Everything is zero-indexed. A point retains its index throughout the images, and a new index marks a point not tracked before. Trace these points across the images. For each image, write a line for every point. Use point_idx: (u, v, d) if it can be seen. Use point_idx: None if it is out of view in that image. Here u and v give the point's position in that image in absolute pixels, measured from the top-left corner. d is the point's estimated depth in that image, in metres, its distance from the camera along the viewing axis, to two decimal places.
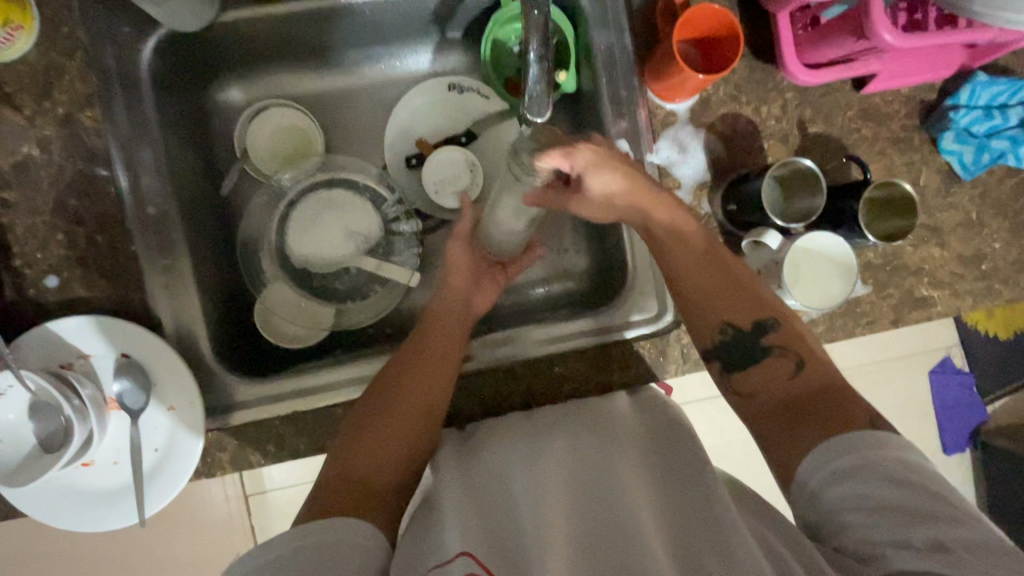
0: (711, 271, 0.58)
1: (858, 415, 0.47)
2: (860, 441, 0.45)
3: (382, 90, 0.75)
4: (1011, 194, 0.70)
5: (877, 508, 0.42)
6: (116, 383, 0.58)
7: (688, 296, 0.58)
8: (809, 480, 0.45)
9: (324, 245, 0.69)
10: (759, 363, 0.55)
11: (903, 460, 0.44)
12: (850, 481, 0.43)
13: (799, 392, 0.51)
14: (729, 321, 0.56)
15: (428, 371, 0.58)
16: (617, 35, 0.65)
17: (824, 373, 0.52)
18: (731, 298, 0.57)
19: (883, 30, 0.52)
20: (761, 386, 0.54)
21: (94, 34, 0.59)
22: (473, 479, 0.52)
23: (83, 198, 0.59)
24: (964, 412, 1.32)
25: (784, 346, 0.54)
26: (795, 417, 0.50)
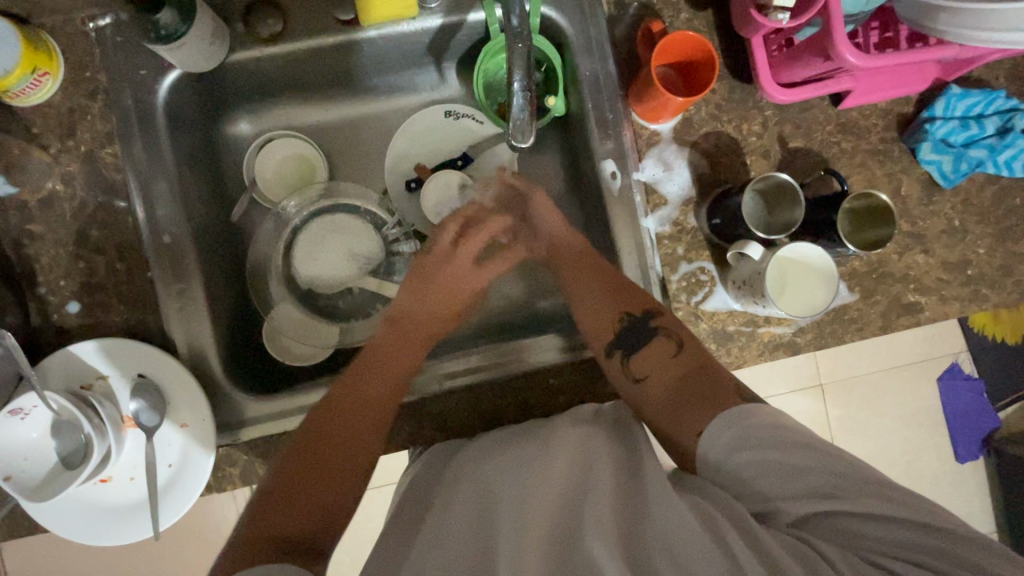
0: (603, 280, 0.68)
1: (727, 389, 0.58)
2: (736, 414, 0.55)
3: (382, 118, 0.80)
4: (993, 200, 0.71)
5: (773, 470, 0.50)
6: (133, 402, 0.61)
7: (580, 299, 0.69)
8: (711, 455, 0.54)
9: (328, 267, 0.73)
10: (644, 347, 0.65)
11: (782, 425, 0.53)
12: (744, 452, 0.52)
13: (679, 371, 0.62)
14: (625, 312, 0.66)
15: (370, 385, 0.64)
16: (602, 61, 0.69)
17: (699, 353, 0.63)
18: (616, 296, 0.67)
19: (845, 51, 0.55)
20: (651, 369, 0.64)
21: (114, 78, 0.64)
22: (451, 479, 0.55)
23: (103, 229, 0.63)
24: (974, 419, 1.31)
25: (666, 330, 0.65)
26: (688, 397, 0.59)
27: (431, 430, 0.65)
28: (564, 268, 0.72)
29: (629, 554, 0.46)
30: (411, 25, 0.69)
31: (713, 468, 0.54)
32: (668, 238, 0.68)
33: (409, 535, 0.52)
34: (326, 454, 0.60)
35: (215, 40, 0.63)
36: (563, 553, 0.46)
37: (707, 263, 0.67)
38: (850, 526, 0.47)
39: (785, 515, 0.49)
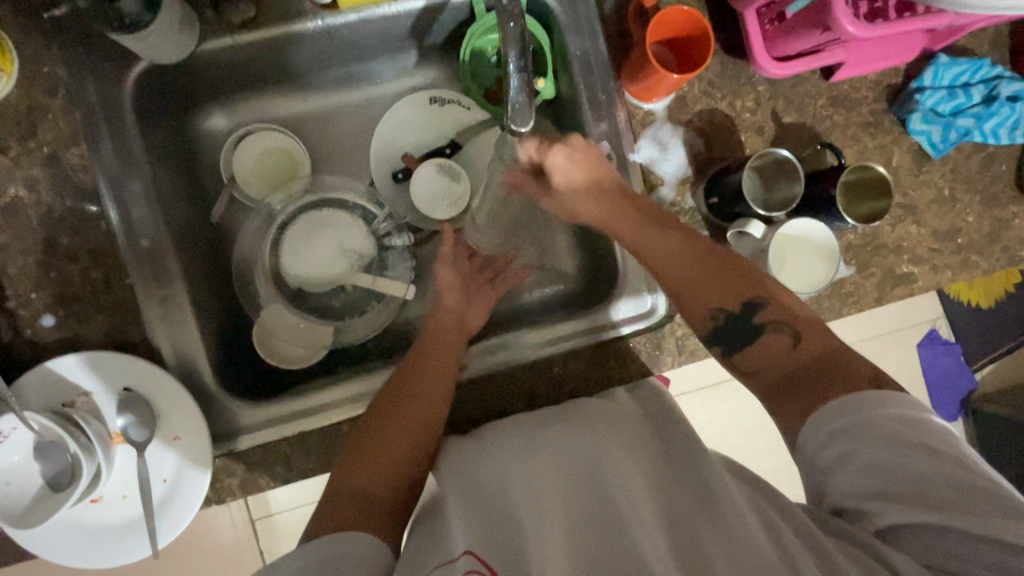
0: (694, 260, 0.60)
1: (859, 372, 0.50)
2: (853, 404, 0.47)
3: (364, 108, 0.76)
4: (980, 168, 0.72)
5: (873, 471, 0.44)
6: (120, 417, 0.58)
7: (681, 279, 0.60)
8: (810, 443, 0.48)
9: (319, 265, 0.70)
10: (757, 340, 0.57)
11: (902, 419, 0.45)
12: (847, 442, 0.46)
13: (803, 361, 0.54)
14: (722, 306, 0.58)
15: (410, 409, 0.60)
16: (591, 40, 0.67)
17: (822, 342, 0.54)
18: (716, 283, 0.59)
19: (845, 22, 0.54)
20: (766, 363, 0.56)
21: (75, 71, 0.59)
22: (480, 474, 0.54)
23: (74, 235, 0.59)
24: (952, 382, 1.36)
25: (775, 321, 0.57)
26: (791, 386, 0.52)
27: None
28: (629, 239, 0.63)
29: (676, 545, 0.46)
30: (391, 7, 0.66)
31: (811, 459, 0.48)
32: None
33: (439, 535, 0.49)
34: (358, 477, 0.56)
35: (183, 28, 0.59)
36: (598, 542, 0.47)
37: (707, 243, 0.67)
38: (951, 547, 0.41)
39: (873, 522, 0.45)
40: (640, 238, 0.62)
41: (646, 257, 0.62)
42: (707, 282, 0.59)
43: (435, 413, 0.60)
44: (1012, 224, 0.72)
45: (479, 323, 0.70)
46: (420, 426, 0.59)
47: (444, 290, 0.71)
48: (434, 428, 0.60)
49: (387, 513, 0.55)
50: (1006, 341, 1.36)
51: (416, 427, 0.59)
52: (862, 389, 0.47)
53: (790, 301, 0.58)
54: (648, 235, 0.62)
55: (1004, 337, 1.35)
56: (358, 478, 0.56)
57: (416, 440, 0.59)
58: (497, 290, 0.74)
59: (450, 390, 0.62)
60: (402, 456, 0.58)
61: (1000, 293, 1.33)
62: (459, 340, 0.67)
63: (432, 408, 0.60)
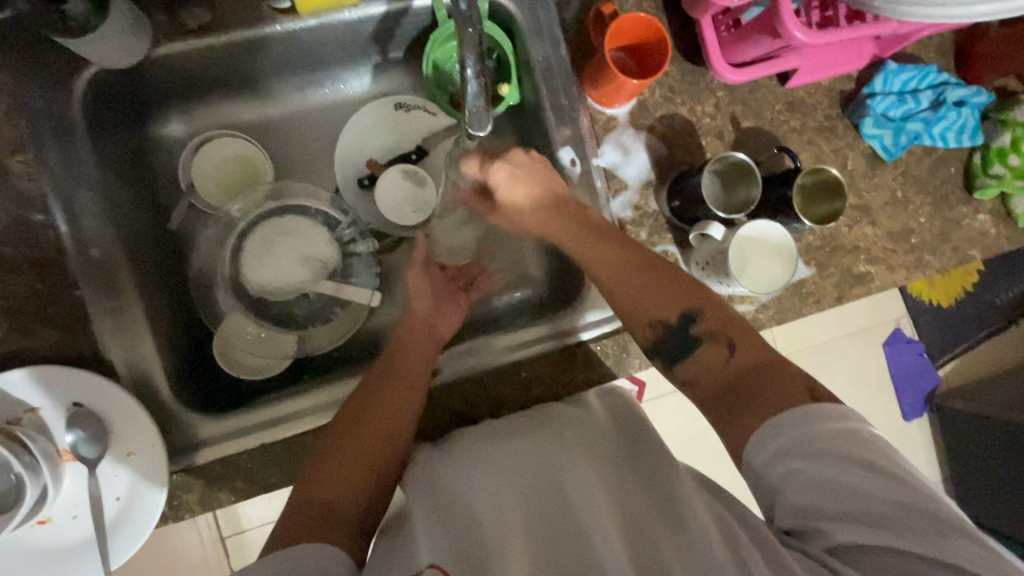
0: (641, 270, 0.62)
1: (794, 387, 0.51)
2: (799, 417, 0.48)
3: (327, 113, 0.76)
4: (930, 170, 0.75)
5: (821, 485, 0.45)
6: (68, 434, 0.56)
7: (620, 293, 0.63)
8: (756, 461, 0.49)
9: (282, 273, 0.69)
10: (694, 351, 0.59)
11: (844, 434, 0.47)
12: (793, 458, 0.46)
13: (733, 373, 0.56)
14: (660, 318, 0.60)
15: (372, 423, 0.59)
16: (553, 46, 0.67)
17: (756, 353, 0.56)
18: (655, 295, 0.61)
19: (794, 28, 0.56)
20: (703, 373, 0.58)
21: (19, 77, 0.57)
22: (443, 488, 0.52)
23: (19, 246, 0.57)
24: (917, 378, 1.40)
25: (709, 333, 0.59)
26: (739, 395, 0.53)
27: None
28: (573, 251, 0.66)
29: (635, 551, 0.46)
30: (352, 13, 0.65)
31: (758, 477, 0.49)
32: (630, 224, 0.68)
33: (402, 551, 0.49)
34: (323, 493, 0.55)
35: (134, 32, 0.58)
36: (552, 563, 0.46)
37: (671, 247, 0.68)
38: (894, 564, 0.41)
39: (827, 539, 0.44)
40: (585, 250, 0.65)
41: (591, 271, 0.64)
42: (649, 294, 0.61)
43: (401, 425, 0.59)
44: (961, 223, 0.75)
45: (450, 331, 0.69)
46: (384, 437, 0.58)
47: (415, 294, 0.70)
48: (401, 440, 0.59)
49: (349, 526, 0.53)
50: (967, 338, 1.40)
51: (381, 437, 0.58)
52: (799, 406, 0.49)
53: (726, 312, 0.60)
54: (594, 245, 0.64)
55: (965, 335, 1.39)
56: (324, 493, 0.55)
57: (379, 450, 0.58)
58: (471, 296, 0.74)
59: (420, 398, 0.61)
60: (368, 466, 0.57)
61: (959, 291, 1.38)
62: (431, 347, 0.66)
63: (398, 419, 0.59)
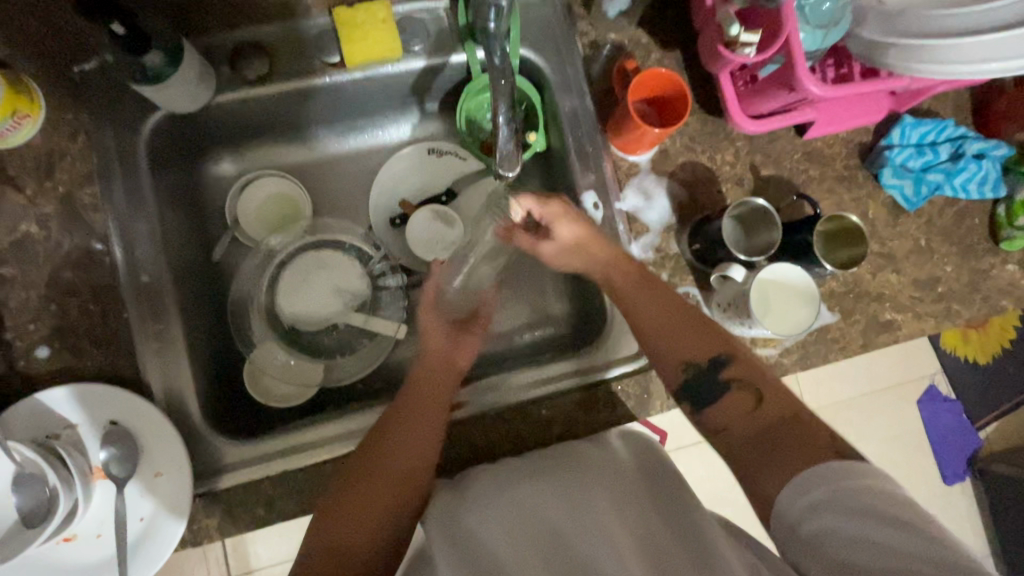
0: (672, 315, 0.62)
1: (822, 445, 0.51)
2: (829, 472, 0.48)
3: (366, 157, 0.81)
4: (954, 221, 0.75)
5: (853, 540, 0.43)
6: (102, 451, 0.58)
7: (648, 337, 0.63)
8: (787, 515, 0.48)
9: (313, 304, 0.72)
10: (721, 398, 0.59)
11: (872, 489, 0.45)
12: (824, 514, 0.46)
13: (760, 423, 0.56)
14: (691, 360, 0.61)
15: (388, 458, 0.58)
16: (579, 98, 0.71)
17: (784, 403, 0.56)
18: (686, 337, 0.61)
19: (808, 83, 0.58)
20: (729, 419, 0.58)
21: (96, 120, 0.64)
22: (466, 530, 0.52)
23: (77, 271, 0.61)
24: (957, 439, 1.33)
25: (739, 379, 0.59)
26: (767, 448, 0.53)
27: None
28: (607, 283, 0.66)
29: None
30: (394, 67, 0.71)
31: (792, 529, 0.48)
32: (652, 264, 0.69)
33: None
34: (350, 525, 0.55)
35: (202, 81, 0.64)
36: None
37: (691, 287, 0.69)
38: None
39: None
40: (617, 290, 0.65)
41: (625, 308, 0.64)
42: (678, 336, 0.62)
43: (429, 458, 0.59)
44: (989, 274, 0.75)
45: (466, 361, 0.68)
46: (409, 474, 0.58)
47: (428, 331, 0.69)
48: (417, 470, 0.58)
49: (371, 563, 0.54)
50: (1010, 398, 1.34)
51: (408, 472, 0.58)
52: (824, 463, 0.49)
53: (756, 361, 0.61)
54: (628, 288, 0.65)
55: (1006, 395, 1.33)
56: (351, 522, 0.55)
57: (396, 475, 0.57)
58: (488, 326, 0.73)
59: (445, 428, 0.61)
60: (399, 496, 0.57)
61: (997, 349, 1.33)
62: (454, 376, 0.65)
63: (421, 454, 0.59)
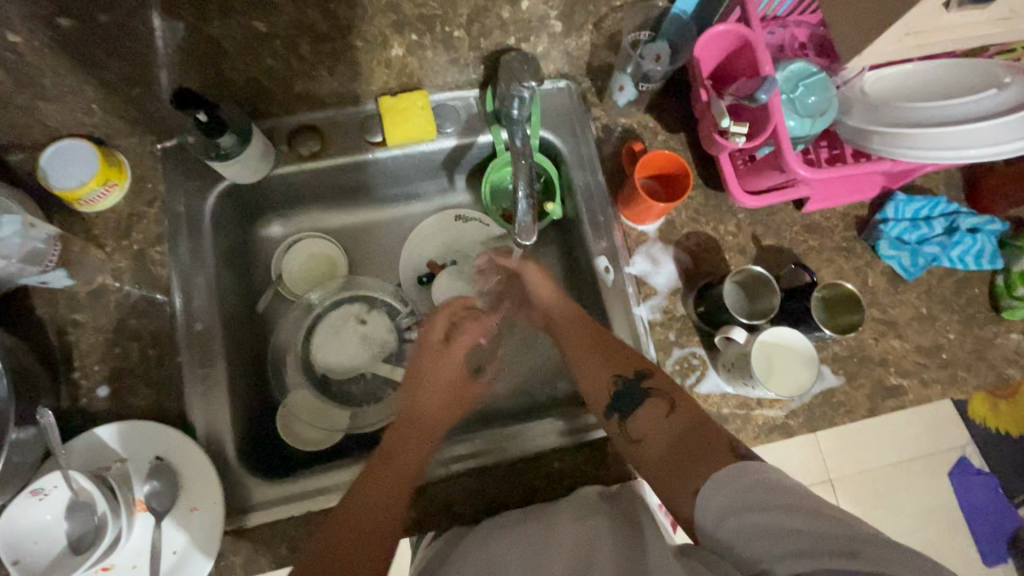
0: (600, 340, 0.69)
1: (722, 443, 0.55)
2: (732, 474, 0.50)
3: (399, 222, 0.89)
4: (954, 290, 0.79)
5: (758, 531, 0.45)
6: (147, 484, 0.63)
7: (579, 368, 0.69)
8: (706, 523, 0.49)
9: (344, 354, 0.79)
10: (637, 411, 0.64)
11: (768, 482, 0.48)
12: (736, 516, 0.47)
13: (676, 427, 0.60)
14: (619, 373, 0.66)
15: (391, 470, 0.63)
16: (592, 173, 0.79)
17: (694, 412, 0.62)
18: (609, 359, 0.68)
19: (797, 167, 0.65)
20: (650, 430, 0.62)
21: (170, 188, 0.74)
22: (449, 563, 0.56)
23: (142, 318, 0.70)
24: (992, 515, 1.27)
25: (658, 391, 0.64)
26: (688, 446, 0.57)
27: (435, 516, 0.65)
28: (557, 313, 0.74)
29: None
30: (429, 146, 0.80)
31: (715, 540, 0.48)
32: (660, 325, 0.74)
33: None
34: (356, 526, 0.58)
35: (263, 157, 0.74)
36: None
37: (698, 348, 0.73)
38: None
39: None
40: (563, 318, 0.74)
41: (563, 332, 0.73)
42: (610, 353, 0.68)
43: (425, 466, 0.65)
44: (994, 342, 0.77)
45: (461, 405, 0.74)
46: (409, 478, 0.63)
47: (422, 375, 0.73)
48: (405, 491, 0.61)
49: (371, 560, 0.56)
50: None
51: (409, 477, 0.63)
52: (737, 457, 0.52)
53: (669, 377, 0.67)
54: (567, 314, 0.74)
55: None
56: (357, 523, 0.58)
57: (396, 494, 0.61)
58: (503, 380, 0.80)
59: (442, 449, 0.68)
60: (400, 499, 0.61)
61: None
62: (444, 404, 0.72)
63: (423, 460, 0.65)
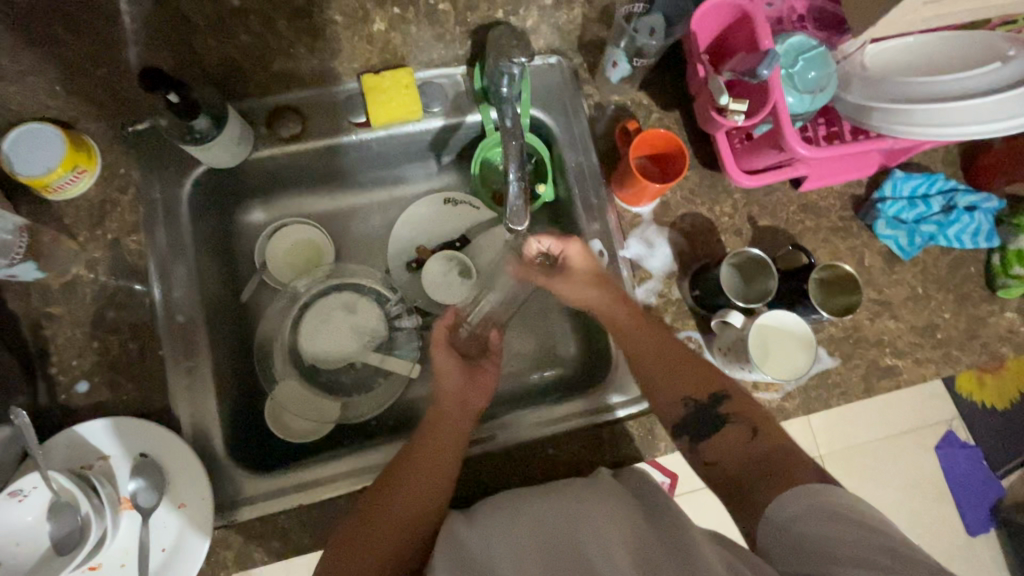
0: (669, 354, 0.66)
1: (806, 470, 0.55)
2: (809, 491, 0.52)
3: (386, 206, 0.87)
4: (949, 269, 0.78)
5: (834, 539, 0.47)
6: (132, 482, 0.61)
7: (643, 378, 0.66)
8: (774, 526, 0.52)
9: (332, 343, 0.77)
10: (715, 433, 0.63)
11: (856, 507, 0.50)
12: (804, 523, 0.50)
13: (757, 453, 0.60)
14: (692, 395, 0.64)
15: (420, 497, 0.60)
16: (585, 154, 0.77)
17: (774, 434, 0.61)
18: (689, 374, 0.65)
19: (796, 145, 0.63)
20: (724, 452, 0.62)
21: (145, 174, 0.70)
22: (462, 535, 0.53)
23: (120, 310, 0.67)
24: (977, 486, 1.30)
25: (736, 413, 0.63)
26: (767, 474, 0.57)
27: None
28: (604, 315, 0.70)
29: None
30: (415, 126, 0.77)
31: (779, 540, 0.51)
32: (654, 309, 0.73)
33: None
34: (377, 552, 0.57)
35: (242, 140, 0.70)
36: None
37: (691, 332, 0.72)
38: None
39: None
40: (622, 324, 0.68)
41: (620, 340, 0.68)
42: (682, 372, 0.65)
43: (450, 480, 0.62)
44: (987, 321, 0.76)
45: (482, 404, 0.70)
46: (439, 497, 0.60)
47: (444, 378, 0.70)
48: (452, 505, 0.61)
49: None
50: None
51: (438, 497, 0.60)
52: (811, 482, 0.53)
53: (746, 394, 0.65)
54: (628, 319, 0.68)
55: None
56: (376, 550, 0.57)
57: (424, 523, 0.59)
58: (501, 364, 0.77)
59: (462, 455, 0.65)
60: (415, 516, 0.59)
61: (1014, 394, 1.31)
62: (469, 417, 0.68)
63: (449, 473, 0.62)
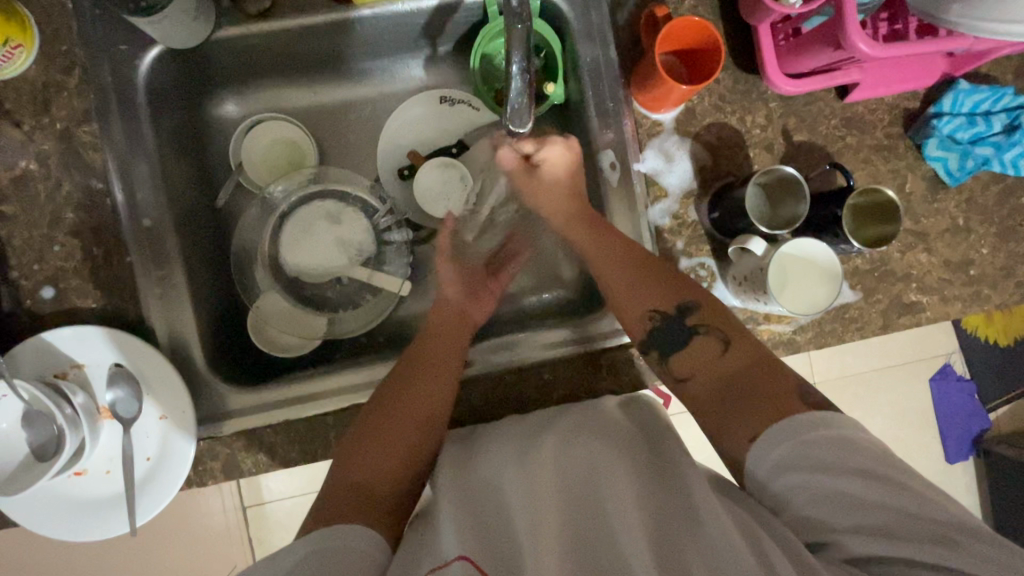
0: (638, 269, 0.63)
1: (789, 392, 0.53)
2: (795, 427, 0.49)
3: (374, 103, 0.77)
4: (997, 199, 0.70)
5: (826, 497, 0.46)
6: (109, 392, 0.59)
7: (615, 291, 0.64)
8: (759, 471, 0.50)
9: (316, 255, 0.71)
10: (688, 344, 0.61)
11: (842, 442, 0.47)
12: (793, 472, 0.48)
13: (728, 368, 0.58)
14: (656, 308, 0.62)
15: (399, 408, 0.59)
16: (602, 47, 0.66)
17: (750, 350, 0.58)
18: (652, 288, 0.62)
19: (858, 41, 0.53)
20: (696, 368, 0.60)
21: (91, 52, 0.61)
22: (471, 478, 0.52)
23: (80, 211, 0.61)
24: (965, 419, 1.31)
25: (707, 327, 0.60)
26: (736, 396, 0.55)
27: None
28: (576, 234, 0.69)
29: (660, 555, 0.45)
30: (406, 5, 0.67)
31: (763, 486, 0.50)
32: (668, 233, 0.66)
33: (427, 539, 0.48)
34: (352, 476, 0.56)
35: (199, 15, 0.61)
36: (578, 553, 0.46)
37: (708, 258, 0.66)
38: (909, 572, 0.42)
39: (845, 548, 0.45)
40: (590, 239, 0.68)
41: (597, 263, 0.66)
42: (654, 285, 0.62)
43: (433, 404, 0.60)
44: None
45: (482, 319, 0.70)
46: (416, 419, 0.59)
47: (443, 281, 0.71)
48: (436, 423, 0.59)
49: (360, 502, 0.53)
50: None
51: (415, 417, 0.59)
52: (794, 413, 0.50)
53: (723, 309, 0.62)
54: (597, 238, 0.67)
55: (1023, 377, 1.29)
56: (351, 476, 0.56)
57: (402, 441, 0.58)
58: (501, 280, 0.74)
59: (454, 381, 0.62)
60: (396, 442, 0.58)
61: None
62: (456, 339, 0.66)
63: (428, 400, 0.60)
